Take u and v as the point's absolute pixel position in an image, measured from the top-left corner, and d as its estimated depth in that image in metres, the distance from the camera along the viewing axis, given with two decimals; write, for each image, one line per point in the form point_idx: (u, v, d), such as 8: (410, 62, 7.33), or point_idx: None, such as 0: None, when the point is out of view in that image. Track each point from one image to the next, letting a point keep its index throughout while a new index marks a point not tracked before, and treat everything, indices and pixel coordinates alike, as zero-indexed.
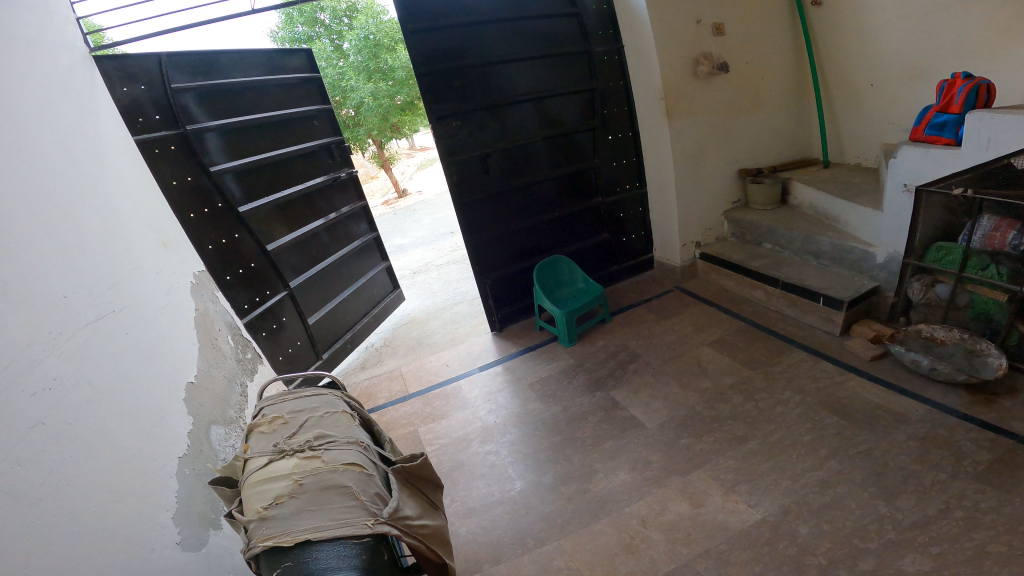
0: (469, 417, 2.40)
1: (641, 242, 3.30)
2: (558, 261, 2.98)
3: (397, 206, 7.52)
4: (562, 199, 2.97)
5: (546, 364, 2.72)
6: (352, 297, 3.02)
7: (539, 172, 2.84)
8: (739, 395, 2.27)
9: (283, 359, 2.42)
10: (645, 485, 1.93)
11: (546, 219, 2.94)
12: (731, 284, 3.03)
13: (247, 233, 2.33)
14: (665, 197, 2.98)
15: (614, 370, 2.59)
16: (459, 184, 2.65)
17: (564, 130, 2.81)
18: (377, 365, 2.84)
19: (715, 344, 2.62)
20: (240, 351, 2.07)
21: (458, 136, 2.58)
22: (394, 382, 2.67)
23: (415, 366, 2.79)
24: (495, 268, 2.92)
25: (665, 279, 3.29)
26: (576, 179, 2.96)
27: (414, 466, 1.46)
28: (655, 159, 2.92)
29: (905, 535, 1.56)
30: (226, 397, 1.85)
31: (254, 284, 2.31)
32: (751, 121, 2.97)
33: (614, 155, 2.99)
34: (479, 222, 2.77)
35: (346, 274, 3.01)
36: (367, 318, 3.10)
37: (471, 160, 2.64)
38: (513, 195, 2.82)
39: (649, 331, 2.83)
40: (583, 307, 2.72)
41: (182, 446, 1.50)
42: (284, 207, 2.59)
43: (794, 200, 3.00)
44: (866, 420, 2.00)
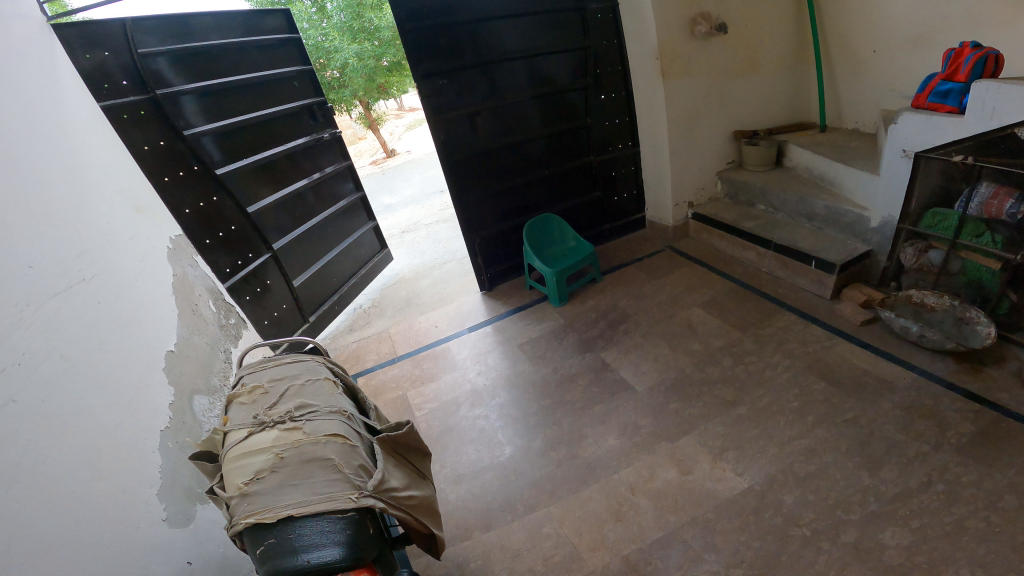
0: (458, 379, 2.34)
1: (634, 201, 3.19)
2: (547, 219, 2.89)
3: (385, 167, 7.28)
4: (554, 159, 2.86)
5: (534, 322, 2.65)
6: (338, 258, 2.94)
7: (529, 131, 2.72)
8: (728, 357, 2.24)
9: (269, 324, 2.37)
10: (633, 450, 1.94)
11: (537, 178, 2.85)
12: (722, 244, 2.92)
13: (226, 194, 2.21)
14: (659, 158, 2.88)
15: (602, 329, 2.53)
16: (446, 145, 2.53)
17: (558, 88, 2.68)
18: (366, 326, 2.76)
19: (707, 306, 2.53)
20: (220, 316, 2.03)
21: (446, 96, 2.45)
22: (380, 345, 2.58)
23: (403, 327, 2.70)
24: (483, 229, 2.83)
25: (656, 239, 3.18)
26: (568, 139, 2.85)
27: (400, 436, 1.43)
28: (649, 120, 2.81)
29: (887, 508, 1.59)
30: (209, 366, 1.84)
31: (236, 246, 2.23)
32: (748, 83, 2.85)
33: (607, 114, 2.86)
34: (467, 186, 2.68)
35: (328, 234, 2.89)
36: (354, 279, 3.02)
37: (458, 120, 2.52)
38: (503, 154, 2.71)
39: (639, 290, 2.76)
40: (575, 264, 2.65)
41: (164, 419, 1.48)
42: (264, 168, 2.45)
43: (789, 161, 2.88)
44: (855, 386, 2.02)
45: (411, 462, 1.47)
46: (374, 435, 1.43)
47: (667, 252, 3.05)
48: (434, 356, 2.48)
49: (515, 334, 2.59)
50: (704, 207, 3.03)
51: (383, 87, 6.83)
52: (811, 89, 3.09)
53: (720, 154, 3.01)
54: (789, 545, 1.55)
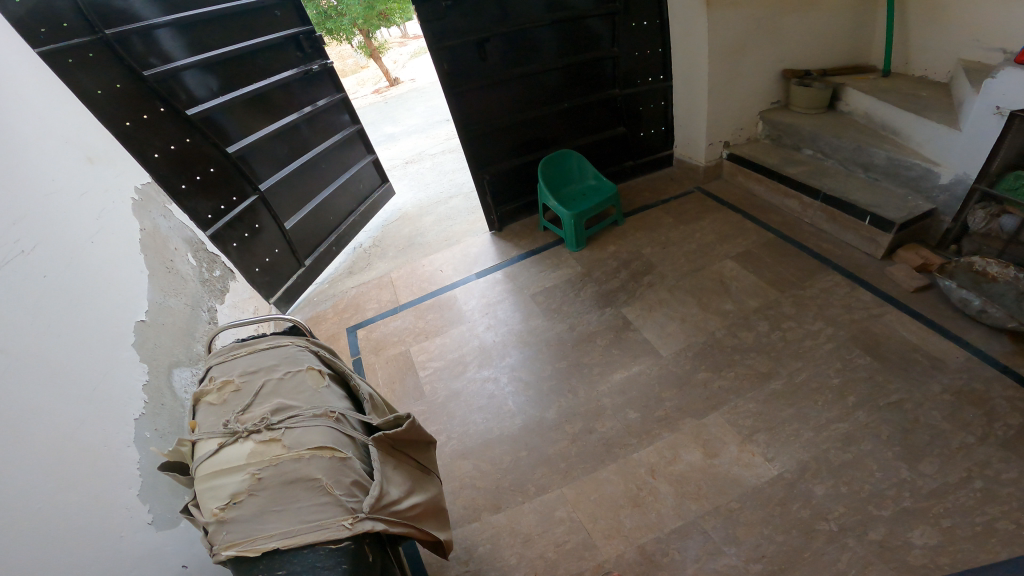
0: (465, 335, 2.10)
1: (661, 137, 2.79)
2: (566, 153, 2.44)
3: (389, 94, 6.68)
4: (573, 93, 2.48)
5: (544, 269, 2.36)
6: (335, 195, 2.69)
7: (548, 60, 2.34)
8: (762, 320, 1.97)
9: (261, 271, 2.16)
10: (655, 427, 1.74)
11: (552, 116, 2.49)
12: (761, 188, 2.53)
13: (199, 132, 1.97)
14: (694, 97, 2.50)
15: (618, 280, 2.22)
16: (451, 78, 2.19)
17: (579, 12, 2.25)
18: (366, 268, 2.53)
19: (740, 258, 2.20)
20: (202, 270, 1.83)
21: (455, 24, 2.09)
22: (377, 292, 2.34)
23: (407, 272, 2.43)
24: (492, 170, 2.49)
25: (686, 179, 2.78)
26: (589, 70, 2.45)
27: (399, 433, 1.22)
28: (684, 56, 2.41)
29: (920, 505, 1.43)
30: (191, 330, 1.68)
31: (218, 189, 2.01)
32: (805, 20, 2.40)
33: (638, 44, 2.44)
34: (473, 127, 2.35)
35: (321, 167, 2.61)
36: (354, 217, 2.78)
37: (466, 48, 2.15)
38: (517, 86, 2.35)
39: (664, 237, 2.40)
40: (597, 206, 2.24)
41: (137, 406, 1.30)
42: (241, 106, 2.17)
43: (843, 106, 2.49)
44: (902, 364, 1.79)
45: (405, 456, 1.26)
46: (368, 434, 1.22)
47: (695, 193, 2.66)
48: (440, 307, 2.22)
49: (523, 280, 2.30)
50: (741, 148, 2.64)
51: (386, 14, 5.86)
52: (876, 28, 2.54)
53: (762, 95, 2.59)
54: (814, 541, 1.40)
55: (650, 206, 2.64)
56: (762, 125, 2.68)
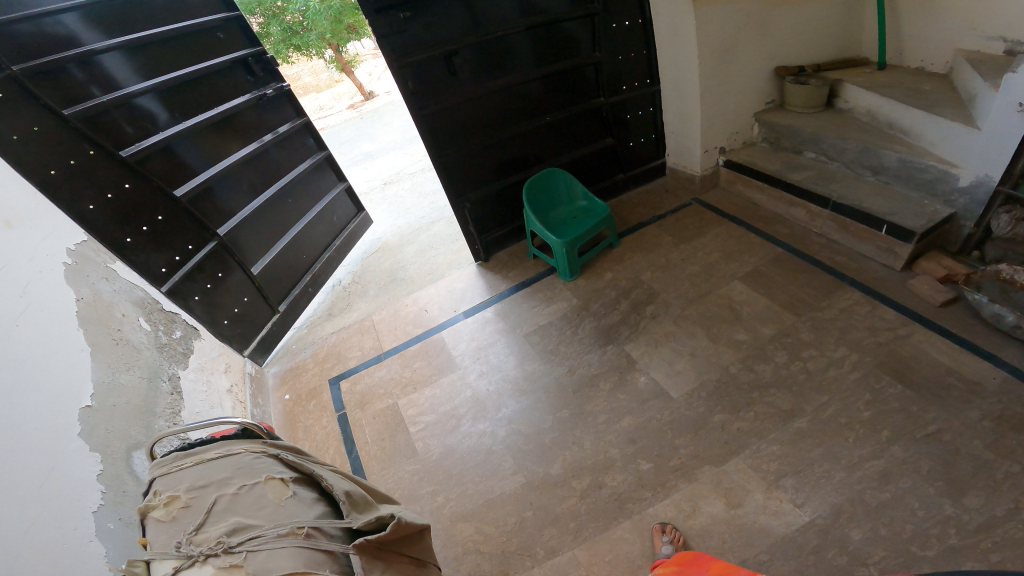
0: (457, 384, 1.90)
1: (652, 145, 2.57)
2: (555, 171, 2.23)
3: (364, 108, 6.44)
4: (555, 106, 2.26)
5: (535, 283, 2.17)
6: (305, 231, 2.50)
7: (525, 70, 2.11)
8: (779, 349, 1.81)
9: (231, 323, 1.99)
10: (669, 477, 1.55)
11: (533, 133, 2.26)
12: (762, 198, 2.34)
13: (139, 175, 1.77)
14: (684, 102, 2.28)
15: (617, 308, 2.04)
16: (416, 99, 1.95)
17: (553, 16, 2.02)
18: (346, 311, 2.34)
19: (749, 278, 2.04)
20: (158, 334, 1.65)
21: (419, 36, 1.86)
22: (356, 337, 2.15)
23: (389, 314, 2.24)
24: (474, 198, 2.26)
25: (681, 188, 2.58)
26: (571, 79, 2.22)
27: (384, 536, 1.04)
28: (671, 58, 2.20)
29: (968, 541, 1.25)
30: (150, 407, 1.49)
31: (168, 239, 1.81)
32: (802, 11, 2.16)
33: (621, 47, 2.21)
34: (446, 151, 2.11)
35: (286, 200, 2.42)
36: (329, 253, 2.60)
37: (430, 62, 1.91)
38: (491, 101, 2.11)
39: (664, 259, 2.21)
40: (588, 231, 2.03)
41: (96, 494, 1.16)
42: (181, 142, 1.95)
43: (842, 103, 2.27)
44: (935, 389, 1.59)
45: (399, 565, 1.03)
46: (348, 542, 1.04)
47: (692, 203, 2.48)
48: (427, 352, 2.03)
49: (515, 309, 2.11)
50: (737, 154, 2.42)
51: (354, 26, 5.62)
52: (866, 17, 2.32)
53: (757, 94, 2.35)
54: None
55: (645, 221, 2.45)
56: (757, 128, 2.45)
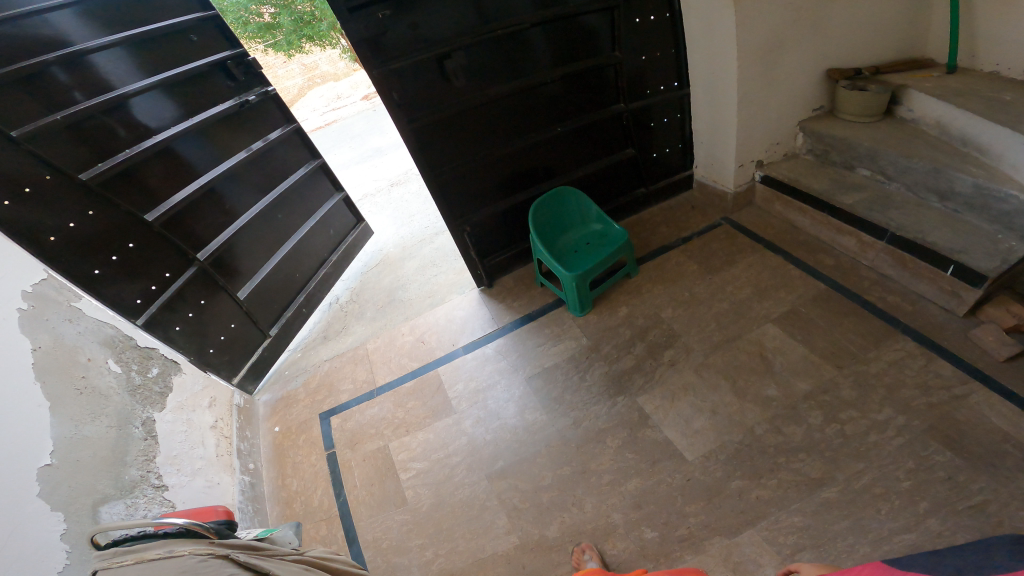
0: (452, 430, 1.76)
1: (677, 157, 2.33)
2: (566, 191, 2.03)
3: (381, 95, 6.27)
4: (566, 114, 2.02)
5: (542, 317, 1.99)
6: (301, 247, 2.42)
7: (533, 74, 1.87)
8: (814, 409, 1.58)
9: (217, 352, 1.92)
10: (675, 549, 1.36)
11: (541, 145, 2.04)
12: (805, 221, 2.09)
13: (106, 199, 1.64)
14: (720, 110, 2.00)
15: (632, 348, 1.86)
16: (406, 111, 1.74)
17: (573, 8, 1.77)
18: (343, 334, 2.24)
19: (783, 321, 1.82)
20: (131, 375, 1.53)
21: (409, 39, 1.64)
22: (348, 366, 2.03)
23: (385, 343, 2.11)
24: (474, 218, 2.08)
25: (712, 204, 2.33)
26: (585, 83, 1.98)
27: None
28: (704, 60, 1.92)
29: None
30: (120, 455, 1.35)
31: (141, 268, 1.71)
32: (859, 5, 1.85)
33: (644, 46, 1.95)
34: (442, 166, 1.91)
35: (275, 216, 2.32)
36: (326, 269, 2.51)
37: (421, 66, 1.69)
38: (493, 111, 1.88)
39: (688, 293, 2.00)
40: (601, 262, 1.83)
41: (59, 558, 1.05)
42: (159, 156, 1.85)
43: (905, 111, 1.97)
44: (990, 457, 1.35)
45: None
46: None
47: (723, 224, 2.24)
48: (420, 391, 1.89)
49: (517, 344, 1.92)
50: (777, 167, 2.15)
51: None
52: (935, 10, 1.98)
53: (804, 98, 2.05)
54: None
55: (669, 244, 2.23)
56: (802, 137, 2.16)
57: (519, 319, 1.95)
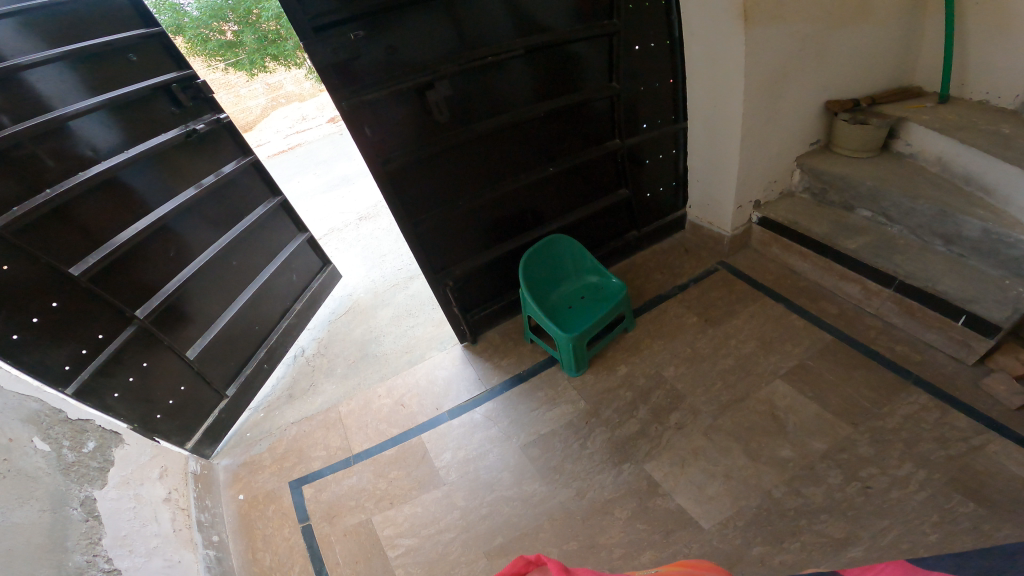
0: (441, 503, 1.59)
1: (669, 195, 2.23)
2: (559, 239, 1.87)
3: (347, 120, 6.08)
4: (554, 150, 1.88)
5: (532, 371, 1.85)
6: (262, 296, 2.18)
7: (518, 108, 1.73)
8: (833, 468, 1.48)
9: (164, 418, 1.70)
10: None
11: (527, 185, 1.88)
12: (804, 265, 2.02)
13: (23, 253, 1.38)
14: (719, 145, 1.91)
15: (634, 410, 1.73)
16: (379, 149, 1.55)
17: (561, 36, 1.63)
18: (310, 395, 2.02)
19: (792, 376, 1.73)
20: (62, 452, 1.28)
21: (387, 66, 1.45)
22: (319, 428, 1.83)
23: (359, 404, 1.90)
24: (457, 268, 1.88)
25: (706, 244, 2.23)
26: (574, 117, 1.85)
27: None
28: (707, 94, 1.84)
29: None
30: (58, 541, 1.12)
31: (71, 329, 1.48)
32: (854, 37, 1.79)
33: (638, 77, 1.85)
34: (419, 209, 1.73)
35: (230, 263, 2.08)
36: (290, 320, 2.28)
37: (397, 99, 1.51)
38: (475, 148, 1.72)
39: (689, 344, 1.89)
40: (602, 319, 1.68)
41: None
42: (99, 189, 1.62)
43: (903, 146, 1.92)
44: (1018, 510, 1.26)
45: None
46: None
47: (719, 267, 2.14)
48: (403, 459, 1.72)
49: (507, 403, 1.79)
50: (774, 208, 2.08)
51: None
52: (922, 41, 1.95)
53: (799, 135, 1.98)
54: None
55: (664, 287, 2.11)
56: (798, 174, 2.10)
57: (510, 379, 1.82)
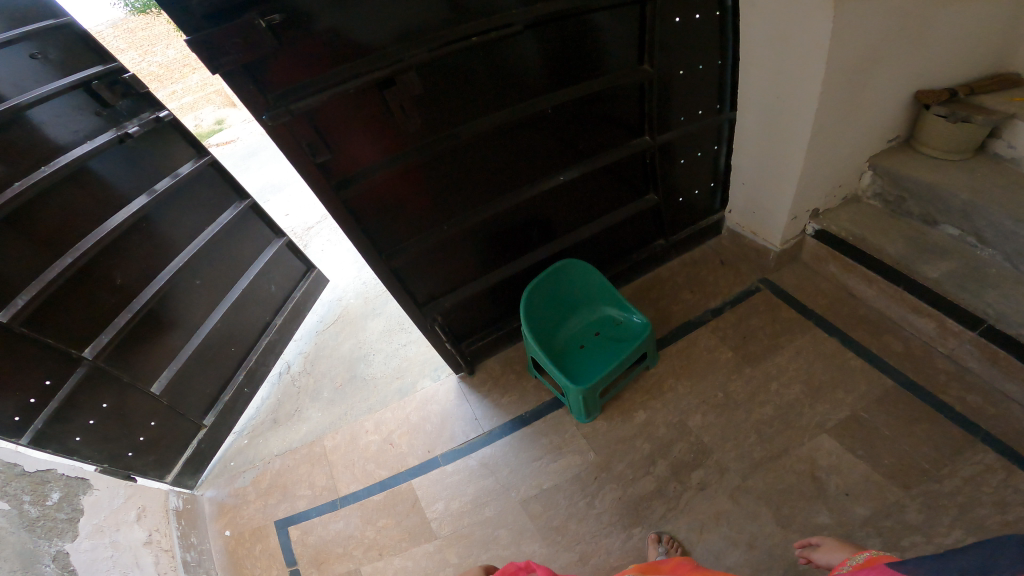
0: (433, 559, 1.46)
1: (707, 197, 1.87)
2: (571, 267, 1.57)
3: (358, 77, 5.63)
4: (560, 150, 1.53)
5: (533, 413, 1.67)
6: (237, 312, 1.96)
7: (514, 102, 1.37)
8: (873, 537, 1.26)
9: (137, 454, 1.59)
10: None
11: (528, 196, 1.54)
12: (865, 291, 1.69)
13: None
14: (778, 147, 1.54)
15: (650, 466, 1.52)
16: (331, 169, 1.24)
17: (568, 8, 1.24)
18: (295, 422, 1.88)
19: (839, 430, 1.47)
20: (24, 508, 1.16)
21: (327, 61, 1.10)
22: (303, 464, 1.71)
23: (345, 440, 1.74)
24: (448, 301, 1.59)
25: (749, 254, 1.89)
26: (584, 110, 1.48)
27: None
28: (769, 82, 1.45)
29: None
30: None
31: (11, 380, 1.31)
32: (964, 6, 1.35)
33: (676, 59, 1.46)
34: (394, 235, 1.42)
35: (195, 280, 1.84)
36: (272, 335, 2.08)
37: (344, 102, 1.16)
38: (457, 155, 1.39)
39: (720, 385, 1.64)
40: (620, 365, 1.40)
41: None
42: (27, 210, 1.39)
43: (1005, 147, 1.52)
44: None
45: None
46: None
47: (763, 286, 1.83)
48: (391, 507, 1.59)
49: (505, 450, 1.61)
50: (835, 220, 1.72)
51: None
52: None
53: (875, 132, 1.59)
54: None
55: (697, 302, 1.80)
56: (869, 177, 1.71)
57: (510, 423, 1.66)
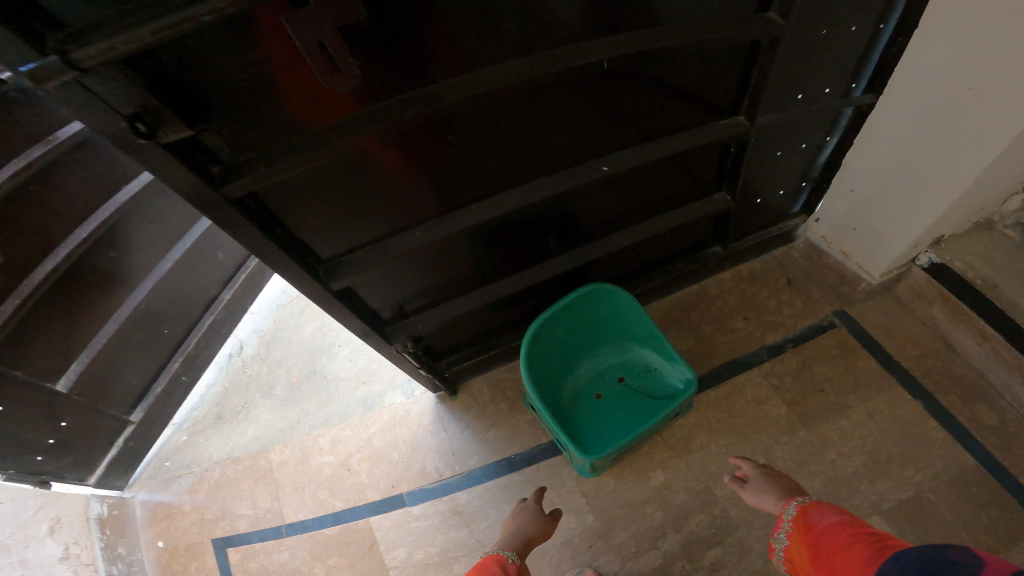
0: None
1: (790, 197, 1.39)
2: (594, 298, 1.15)
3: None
4: (608, 125, 0.99)
5: (523, 458, 1.34)
6: (161, 298, 1.60)
7: (538, 45, 0.81)
8: None
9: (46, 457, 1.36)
10: None
11: (547, 193, 1.03)
12: (967, 341, 1.28)
13: None
14: (942, 153, 1.01)
15: (659, 540, 1.21)
16: (210, 151, 0.73)
17: None
18: (241, 421, 1.66)
19: (898, 517, 1.15)
20: None
21: None
22: (246, 479, 1.54)
23: (295, 457, 1.52)
24: (420, 326, 1.19)
25: (829, 273, 1.43)
26: (660, 65, 0.91)
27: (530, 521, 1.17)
28: (995, 38, 0.83)
29: None
30: None
31: None
32: None
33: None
34: (338, 242, 0.96)
35: (110, 255, 1.45)
36: (211, 316, 1.76)
37: (206, 36, 0.61)
38: (441, 132, 0.86)
39: (760, 445, 1.28)
40: (638, 436, 1.03)
41: None
42: None
43: None
44: None
45: (513, 562, 0.98)
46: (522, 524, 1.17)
47: (836, 321, 1.41)
48: (344, 546, 1.38)
49: (484, 498, 1.31)
50: (963, 254, 1.23)
51: None
52: None
53: None
54: None
55: (750, 335, 1.39)
56: (1019, 200, 1.21)
57: (495, 465, 1.34)
